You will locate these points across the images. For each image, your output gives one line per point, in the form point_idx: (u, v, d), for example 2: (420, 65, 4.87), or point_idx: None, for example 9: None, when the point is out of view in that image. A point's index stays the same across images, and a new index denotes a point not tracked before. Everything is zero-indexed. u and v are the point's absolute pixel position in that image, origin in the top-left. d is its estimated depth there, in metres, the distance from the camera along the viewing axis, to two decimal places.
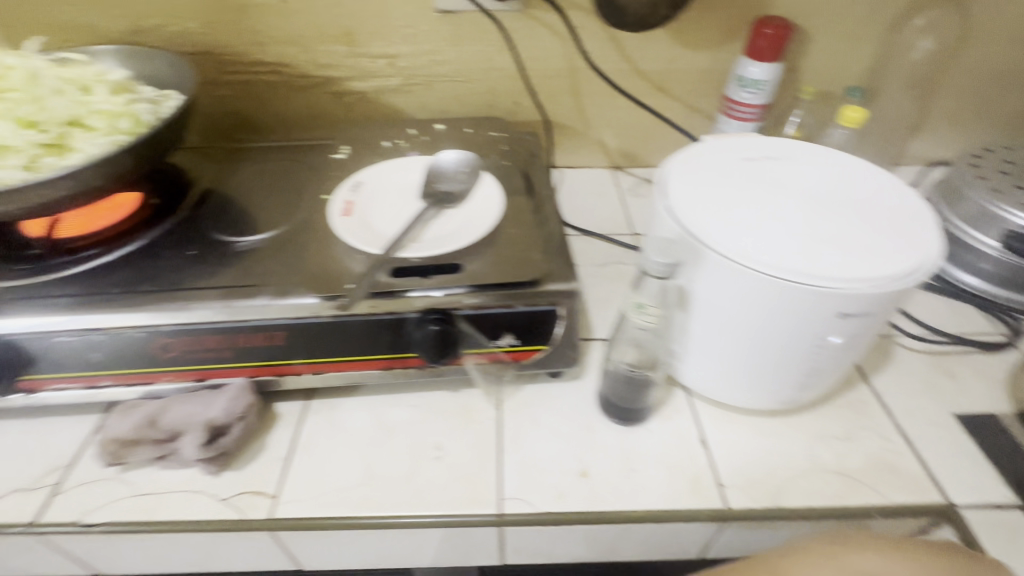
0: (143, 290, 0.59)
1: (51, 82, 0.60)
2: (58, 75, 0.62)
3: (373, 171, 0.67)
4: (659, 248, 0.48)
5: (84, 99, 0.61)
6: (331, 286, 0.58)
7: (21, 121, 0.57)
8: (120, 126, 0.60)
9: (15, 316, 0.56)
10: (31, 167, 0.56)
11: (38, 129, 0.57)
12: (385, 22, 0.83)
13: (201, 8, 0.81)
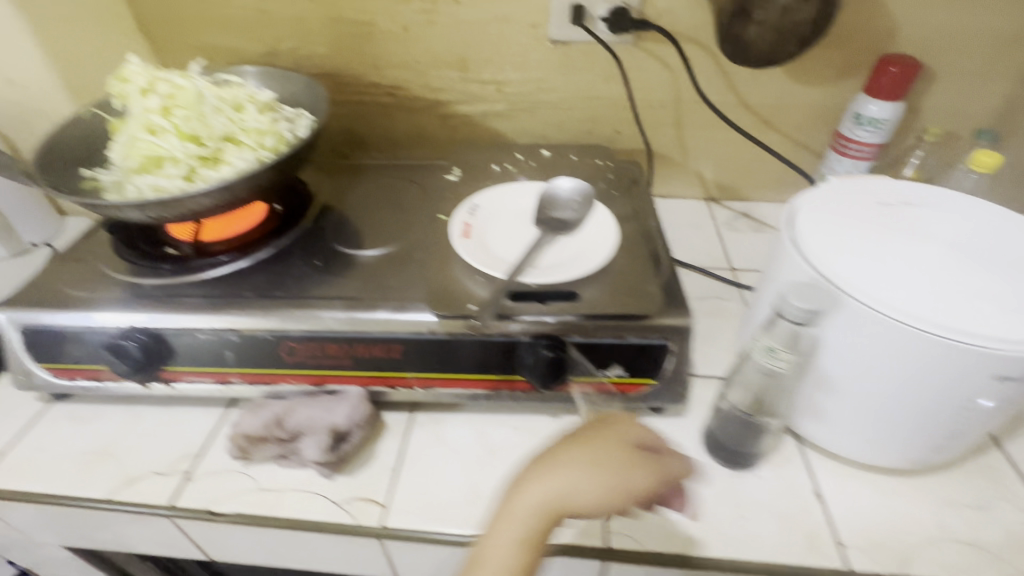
0: (274, 294, 0.63)
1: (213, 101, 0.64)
2: (217, 93, 0.66)
3: (488, 195, 0.69)
4: (800, 292, 0.46)
5: (238, 118, 0.65)
6: (451, 303, 0.59)
7: (186, 135, 0.62)
8: (266, 144, 0.66)
9: (165, 312, 0.61)
10: (189, 177, 0.63)
11: (198, 143, 0.63)
12: (498, 51, 0.86)
13: (330, 34, 0.87)
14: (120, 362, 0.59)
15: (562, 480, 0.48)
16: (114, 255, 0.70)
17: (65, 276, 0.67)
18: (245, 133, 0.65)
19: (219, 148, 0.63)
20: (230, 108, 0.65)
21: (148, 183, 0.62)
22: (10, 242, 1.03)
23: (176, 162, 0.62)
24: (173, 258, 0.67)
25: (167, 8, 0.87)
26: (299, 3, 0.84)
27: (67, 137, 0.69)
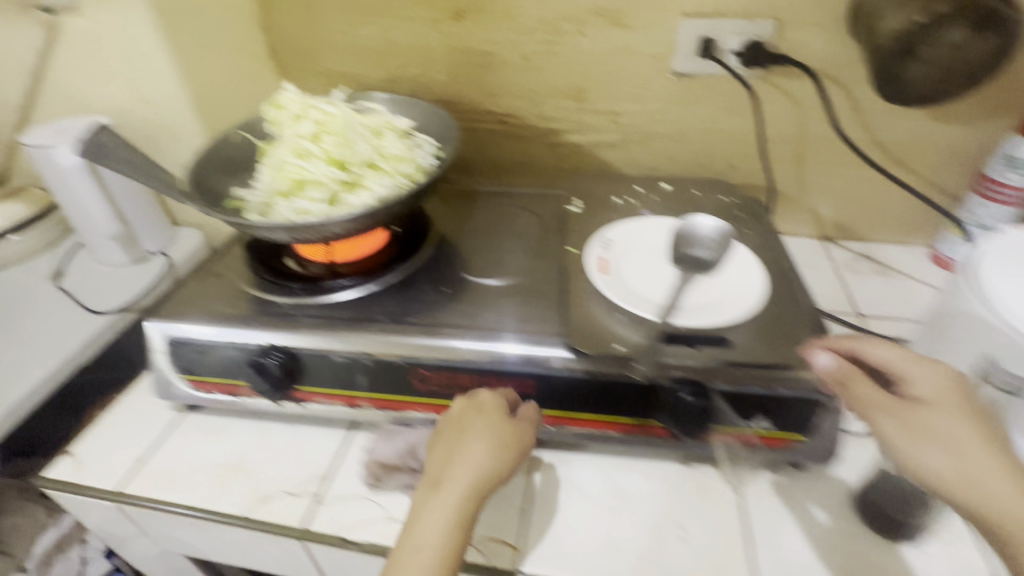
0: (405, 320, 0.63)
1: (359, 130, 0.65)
2: (362, 121, 0.68)
3: (619, 230, 0.68)
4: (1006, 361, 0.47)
5: (380, 145, 0.66)
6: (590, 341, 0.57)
7: (332, 161, 0.64)
8: (403, 173, 0.66)
9: (302, 332, 0.62)
10: (332, 202, 0.64)
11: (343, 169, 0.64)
12: (617, 83, 0.85)
13: (451, 63, 0.88)
14: (262, 381, 0.60)
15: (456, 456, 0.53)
16: (251, 273, 0.72)
17: (206, 291, 0.69)
18: (384, 160, 0.66)
19: (361, 174, 0.65)
20: (371, 136, 0.67)
21: (293, 205, 0.64)
22: (132, 249, 1.09)
23: (320, 186, 0.64)
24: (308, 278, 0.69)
25: (298, 36, 0.91)
26: (425, 34, 0.86)
27: (214, 157, 0.73)
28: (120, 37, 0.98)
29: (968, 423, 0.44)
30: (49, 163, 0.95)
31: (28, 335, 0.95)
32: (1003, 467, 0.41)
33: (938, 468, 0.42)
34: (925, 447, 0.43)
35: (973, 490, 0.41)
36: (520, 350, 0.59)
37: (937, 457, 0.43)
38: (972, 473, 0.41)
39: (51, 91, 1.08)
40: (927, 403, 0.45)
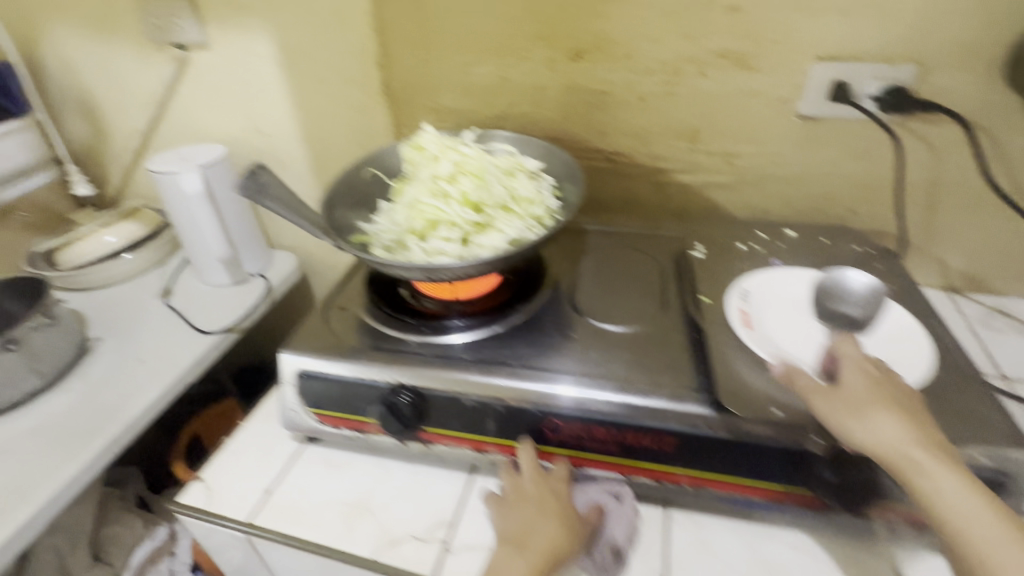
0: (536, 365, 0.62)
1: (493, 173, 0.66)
2: (494, 163, 0.68)
3: (758, 282, 0.66)
4: None
5: (512, 188, 0.67)
6: (740, 403, 0.55)
7: (466, 203, 0.65)
8: (534, 217, 0.66)
9: (434, 373, 0.62)
10: (464, 242, 0.64)
11: (476, 212, 0.65)
12: (736, 124, 0.83)
13: (564, 101, 0.89)
14: (394, 421, 0.60)
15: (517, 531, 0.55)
16: (373, 308, 0.74)
17: (332, 325, 0.71)
18: (516, 204, 0.66)
19: (493, 217, 0.65)
20: (503, 180, 0.67)
21: (427, 244, 0.65)
22: (235, 271, 1.14)
23: (453, 227, 0.65)
24: (432, 316, 0.71)
25: (413, 73, 0.93)
26: (540, 72, 0.87)
27: (343, 191, 0.75)
28: (242, 72, 1.03)
29: (871, 393, 0.48)
30: (173, 190, 1.00)
31: (143, 352, 1.00)
32: (905, 420, 0.47)
33: (879, 433, 0.46)
34: (833, 415, 0.49)
35: (907, 454, 0.45)
36: (575, 393, 0.58)
37: (884, 423, 0.46)
38: (895, 438, 0.46)
39: (172, 119, 1.14)
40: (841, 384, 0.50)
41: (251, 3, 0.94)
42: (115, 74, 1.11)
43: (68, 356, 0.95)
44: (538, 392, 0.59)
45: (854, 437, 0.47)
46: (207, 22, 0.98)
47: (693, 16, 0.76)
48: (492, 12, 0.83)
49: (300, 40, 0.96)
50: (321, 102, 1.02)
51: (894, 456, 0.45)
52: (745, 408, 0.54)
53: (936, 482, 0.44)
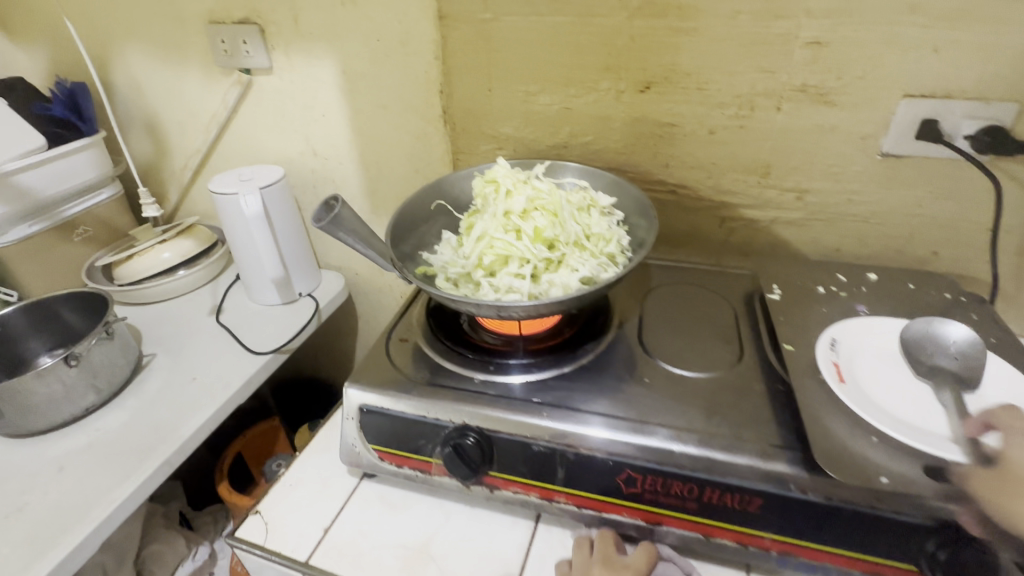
0: (600, 412, 0.59)
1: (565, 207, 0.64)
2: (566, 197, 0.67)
3: (845, 329, 0.62)
4: None
5: (584, 223, 0.65)
6: (838, 463, 0.50)
7: (537, 238, 0.63)
8: (606, 255, 0.64)
9: (501, 414, 0.59)
10: (535, 279, 0.63)
11: (547, 247, 0.63)
12: (811, 160, 0.80)
13: (628, 132, 0.87)
14: (460, 465, 0.58)
15: None
16: (434, 341, 0.72)
17: (393, 358, 0.69)
18: (588, 241, 0.65)
19: (565, 254, 0.64)
20: (575, 216, 0.66)
21: (496, 280, 0.64)
22: (285, 291, 1.14)
23: (524, 263, 0.63)
24: (496, 352, 0.69)
25: (475, 101, 0.93)
26: (607, 103, 0.85)
27: (406, 221, 0.74)
28: (304, 96, 1.04)
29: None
30: (232, 210, 1.01)
31: (194, 370, 1.00)
32: None
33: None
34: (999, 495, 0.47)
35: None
36: (602, 433, 0.56)
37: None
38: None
39: (232, 140, 1.16)
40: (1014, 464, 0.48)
41: (318, 30, 0.96)
42: (182, 95, 1.13)
43: (124, 373, 0.96)
44: (561, 430, 0.57)
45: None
46: (274, 48, 1.00)
47: (772, 50, 0.74)
48: (561, 42, 0.83)
49: (364, 66, 0.96)
50: (380, 127, 1.03)
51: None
52: (841, 470, 0.50)
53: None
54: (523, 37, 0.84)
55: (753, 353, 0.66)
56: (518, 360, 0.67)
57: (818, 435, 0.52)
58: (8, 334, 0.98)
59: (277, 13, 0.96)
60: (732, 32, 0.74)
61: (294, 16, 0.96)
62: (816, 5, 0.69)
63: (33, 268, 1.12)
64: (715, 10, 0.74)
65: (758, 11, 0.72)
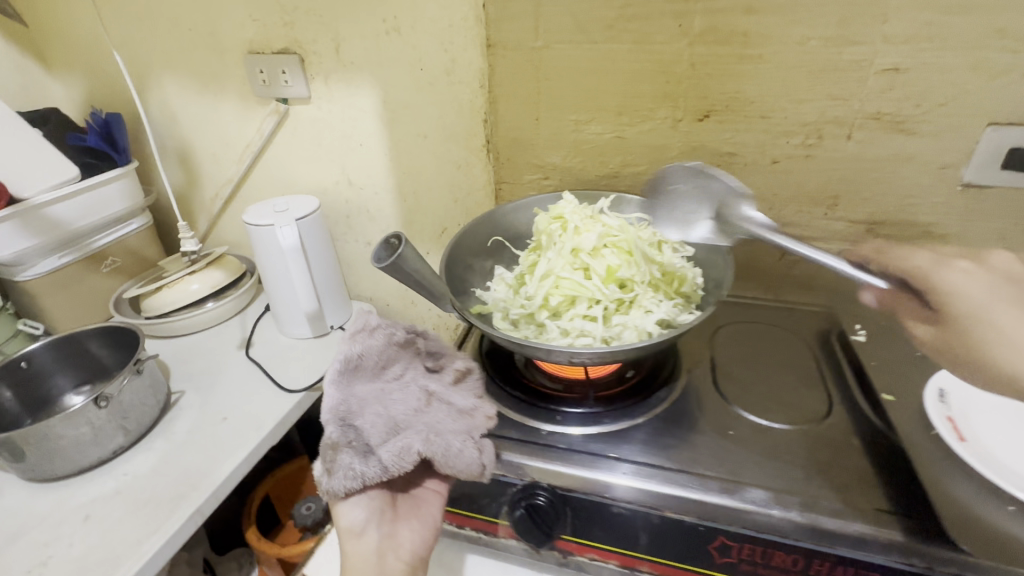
0: (646, 463, 0.54)
1: (636, 243, 0.61)
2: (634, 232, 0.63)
3: (953, 379, 0.58)
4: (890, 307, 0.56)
5: (656, 260, 0.61)
6: (976, 539, 0.45)
7: (607, 277, 0.60)
8: (683, 297, 0.60)
9: (576, 469, 0.54)
10: (605, 320, 0.59)
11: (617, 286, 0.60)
12: (883, 190, 0.76)
13: (685, 162, 0.83)
14: (535, 529, 0.53)
15: (401, 536, 0.57)
16: (490, 387, 0.67)
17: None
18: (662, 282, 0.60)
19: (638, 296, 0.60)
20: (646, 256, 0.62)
21: (563, 322, 0.60)
22: (317, 324, 1.10)
23: (594, 305, 0.60)
24: (559, 400, 0.64)
25: (521, 130, 0.90)
26: (662, 132, 0.82)
27: (459, 257, 0.70)
28: (342, 126, 1.02)
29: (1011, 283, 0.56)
30: (268, 240, 0.98)
31: (225, 409, 0.96)
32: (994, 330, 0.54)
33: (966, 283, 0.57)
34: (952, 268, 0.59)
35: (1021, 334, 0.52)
36: (635, 483, 0.52)
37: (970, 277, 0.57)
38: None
39: (265, 169, 1.14)
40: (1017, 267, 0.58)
41: (359, 59, 0.94)
42: (216, 125, 1.12)
43: (153, 413, 0.91)
44: (587, 478, 0.53)
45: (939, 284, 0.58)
46: (313, 77, 0.98)
47: (845, 76, 0.71)
48: (616, 70, 0.80)
49: (406, 95, 0.94)
50: (419, 156, 1.00)
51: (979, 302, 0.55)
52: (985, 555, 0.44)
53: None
54: (576, 66, 0.81)
55: (843, 402, 0.60)
56: (576, 410, 0.62)
57: (948, 506, 0.47)
58: (35, 371, 0.94)
59: (318, 43, 0.95)
60: (802, 58, 0.71)
61: (336, 45, 0.94)
62: (894, 31, 0.66)
63: (61, 301, 1.09)
64: (783, 36, 0.70)
65: (830, 37, 0.69)
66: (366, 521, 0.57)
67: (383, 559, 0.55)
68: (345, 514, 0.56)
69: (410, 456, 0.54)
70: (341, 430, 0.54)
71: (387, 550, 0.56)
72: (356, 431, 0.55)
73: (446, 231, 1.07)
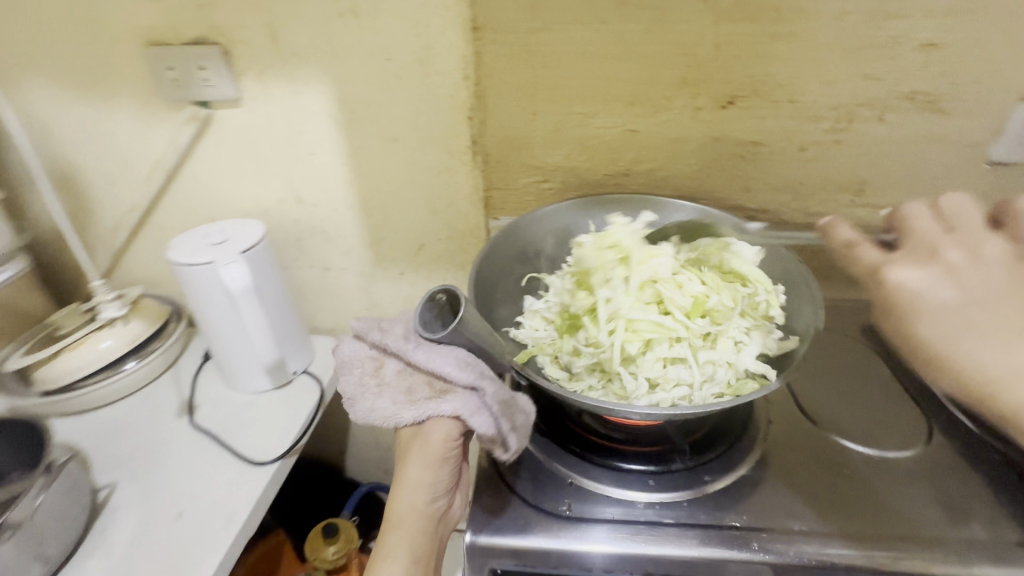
0: (620, 521, 0.52)
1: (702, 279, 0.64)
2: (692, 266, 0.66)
3: None
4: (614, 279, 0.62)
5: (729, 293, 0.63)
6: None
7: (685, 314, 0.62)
8: (758, 325, 0.62)
9: (666, 555, 0.49)
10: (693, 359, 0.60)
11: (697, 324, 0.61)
12: (910, 173, 0.73)
13: (705, 154, 0.75)
14: None
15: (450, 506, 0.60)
16: (555, 452, 0.59)
17: (503, 483, 0.56)
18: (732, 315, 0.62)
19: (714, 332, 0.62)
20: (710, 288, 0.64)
21: (650, 365, 0.59)
22: (278, 373, 0.91)
23: (675, 348, 0.60)
24: (637, 455, 0.57)
25: (514, 128, 0.76)
26: (681, 123, 0.73)
27: (485, 287, 0.69)
28: (285, 131, 0.83)
29: (970, 273, 0.47)
30: (209, 284, 0.79)
31: (176, 502, 0.76)
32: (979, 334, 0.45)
33: (918, 278, 0.48)
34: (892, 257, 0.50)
35: (964, 335, 0.45)
36: (611, 548, 0.50)
37: (915, 270, 0.48)
38: (977, 316, 0.45)
39: (184, 189, 0.92)
40: (964, 249, 0.49)
41: (303, 49, 0.75)
42: (109, 138, 0.87)
43: (78, 526, 0.70)
44: (554, 547, 0.50)
45: (888, 279, 0.48)
46: (243, 73, 0.78)
47: (881, 54, 0.65)
48: (629, 54, 0.69)
49: (369, 93, 0.77)
50: (388, 165, 0.83)
51: (919, 303, 0.47)
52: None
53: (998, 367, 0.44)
54: (581, 51, 0.69)
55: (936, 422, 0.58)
56: (639, 466, 0.56)
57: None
58: None
59: (246, 29, 0.75)
60: (837, 35, 0.64)
61: (270, 32, 0.74)
62: (936, 3, 0.61)
63: None
64: (819, 11, 0.63)
65: (868, 12, 0.63)
66: (443, 490, 0.57)
67: (441, 524, 0.59)
68: (432, 474, 0.55)
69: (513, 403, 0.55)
70: (454, 379, 0.53)
71: (445, 516, 0.59)
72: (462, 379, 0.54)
73: (424, 248, 0.91)
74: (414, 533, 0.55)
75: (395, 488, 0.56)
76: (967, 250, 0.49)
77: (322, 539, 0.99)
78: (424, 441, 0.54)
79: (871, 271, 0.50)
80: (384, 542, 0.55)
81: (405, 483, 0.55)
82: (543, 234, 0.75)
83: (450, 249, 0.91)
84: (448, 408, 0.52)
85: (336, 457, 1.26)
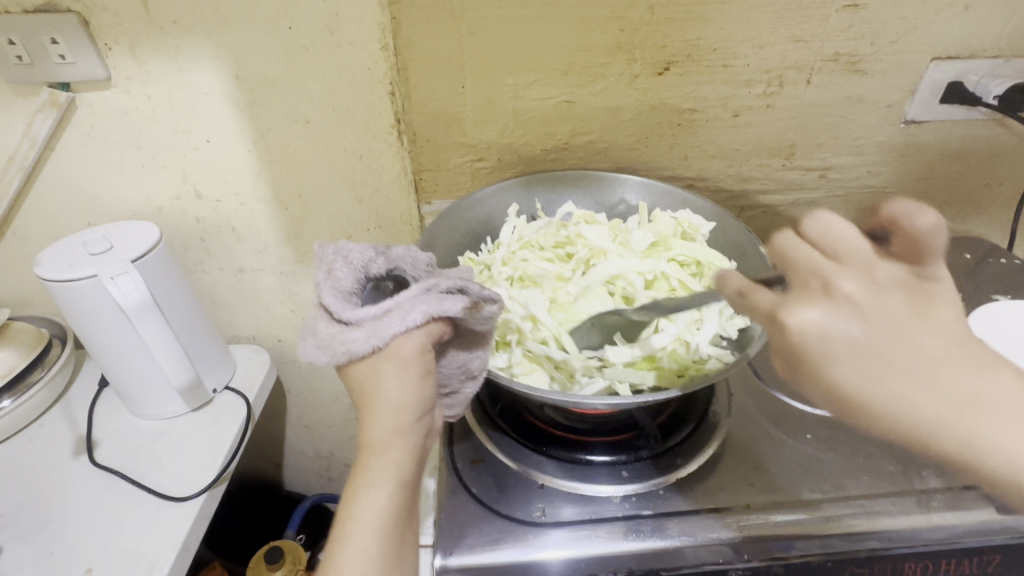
0: (580, 521, 0.51)
1: (645, 270, 0.68)
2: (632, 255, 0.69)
3: None
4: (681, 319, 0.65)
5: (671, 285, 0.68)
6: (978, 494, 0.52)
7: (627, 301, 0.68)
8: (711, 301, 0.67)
9: (629, 552, 0.48)
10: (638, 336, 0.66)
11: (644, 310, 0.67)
12: (835, 134, 0.74)
13: (643, 124, 0.73)
14: None
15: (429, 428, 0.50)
16: (522, 455, 0.57)
17: (467, 492, 0.54)
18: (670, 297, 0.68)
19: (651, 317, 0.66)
20: (646, 274, 0.68)
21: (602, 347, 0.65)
22: (196, 393, 0.81)
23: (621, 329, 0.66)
24: (615, 441, 0.58)
25: (443, 104, 0.70)
26: (618, 91, 0.70)
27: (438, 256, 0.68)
28: (173, 116, 0.71)
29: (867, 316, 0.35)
30: (97, 300, 0.67)
31: (80, 560, 0.65)
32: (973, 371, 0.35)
33: (829, 325, 0.35)
34: (790, 298, 0.37)
35: (888, 378, 0.35)
36: (568, 551, 0.48)
37: (819, 311, 0.35)
38: (870, 369, 0.35)
39: (52, 190, 0.77)
40: (860, 272, 0.36)
41: (184, 16, 0.64)
42: None
43: None
44: (517, 560, 0.48)
45: (792, 325, 0.36)
46: (110, 47, 0.66)
47: (808, 16, 0.65)
48: (561, 19, 0.64)
49: (269, 68, 0.67)
50: (300, 149, 0.73)
51: (829, 349, 0.35)
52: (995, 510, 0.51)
53: (924, 410, 0.35)
54: (510, 17, 0.64)
55: None
56: (606, 458, 0.56)
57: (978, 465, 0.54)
58: None
59: None
60: None
61: None
62: None
63: None
64: None
65: None
66: (426, 405, 0.48)
67: (423, 453, 0.48)
68: (417, 389, 0.47)
69: (470, 284, 0.48)
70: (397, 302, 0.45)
71: (423, 443, 0.49)
72: (402, 304, 0.45)
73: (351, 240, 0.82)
74: (399, 457, 0.46)
75: (369, 412, 0.47)
76: (862, 276, 0.35)
77: (265, 565, 0.90)
78: (396, 363, 0.46)
79: (770, 318, 0.38)
80: (363, 473, 0.46)
81: (382, 405, 0.46)
82: (487, 213, 0.74)
83: (379, 240, 0.82)
84: (415, 314, 0.45)
85: (273, 473, 1.15)
